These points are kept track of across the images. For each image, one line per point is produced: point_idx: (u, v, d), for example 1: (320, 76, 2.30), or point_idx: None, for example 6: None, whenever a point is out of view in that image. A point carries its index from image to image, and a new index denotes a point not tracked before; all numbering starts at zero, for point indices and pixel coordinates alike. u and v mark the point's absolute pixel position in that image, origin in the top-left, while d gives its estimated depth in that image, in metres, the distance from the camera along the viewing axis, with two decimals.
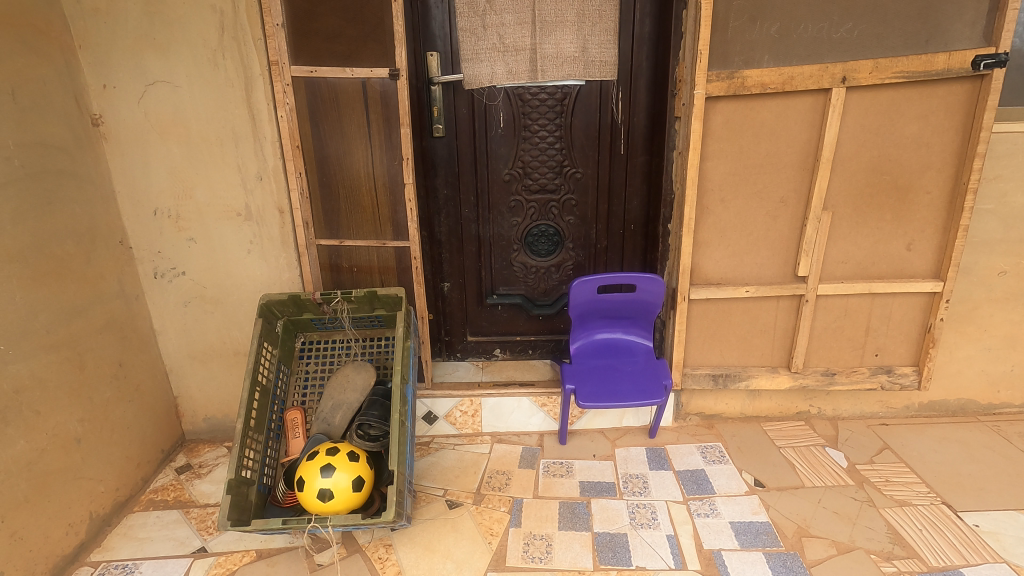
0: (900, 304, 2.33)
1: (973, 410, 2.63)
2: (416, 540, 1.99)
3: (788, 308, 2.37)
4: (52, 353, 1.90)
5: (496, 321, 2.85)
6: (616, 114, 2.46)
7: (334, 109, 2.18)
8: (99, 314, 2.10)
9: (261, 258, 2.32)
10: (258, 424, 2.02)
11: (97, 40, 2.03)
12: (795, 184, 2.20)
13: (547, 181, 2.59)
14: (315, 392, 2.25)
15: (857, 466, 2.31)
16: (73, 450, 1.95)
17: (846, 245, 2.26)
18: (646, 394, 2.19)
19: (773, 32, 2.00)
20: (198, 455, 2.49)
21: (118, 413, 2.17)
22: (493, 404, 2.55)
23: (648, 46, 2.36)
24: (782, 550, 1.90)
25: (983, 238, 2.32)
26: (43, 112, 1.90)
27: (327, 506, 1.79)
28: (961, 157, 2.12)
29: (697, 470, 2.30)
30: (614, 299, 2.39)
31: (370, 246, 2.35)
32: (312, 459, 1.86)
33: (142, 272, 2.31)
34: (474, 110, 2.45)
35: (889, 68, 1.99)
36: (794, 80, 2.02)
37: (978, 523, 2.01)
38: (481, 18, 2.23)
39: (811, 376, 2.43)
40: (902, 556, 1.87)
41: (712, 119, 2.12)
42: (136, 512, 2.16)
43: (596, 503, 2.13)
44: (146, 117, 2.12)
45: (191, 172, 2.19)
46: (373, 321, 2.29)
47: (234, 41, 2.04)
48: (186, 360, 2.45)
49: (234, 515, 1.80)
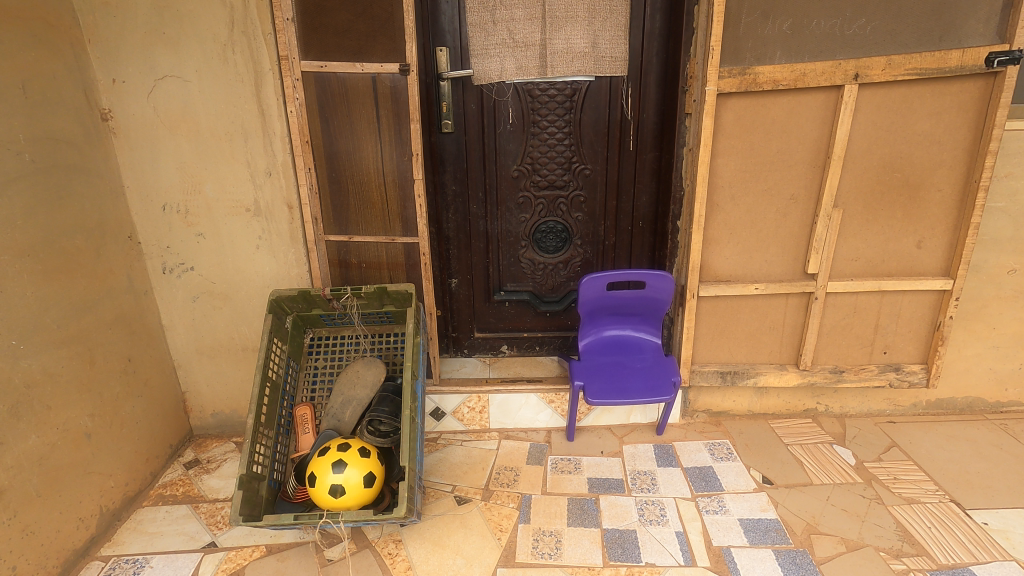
0: (910, 302, 2.33)
1: (980, 408, 2.63)
2: (425, 535, 1.99)
3: (797, 305, 2.37)
4: (63, 348, 1.90)
5: (503, 318, 2.85)
6: (626, 110, 2.44)
7: (344, 104, 2.18)
8: (109, 308, 2.11)
9: (270, 254, 2.31)
10: (269, 419, 2.02)
11: (106, 34, 2.02)
12: (805, 181, 2.19)
13: (555, 177, 2.58)
14: (324, 387, 2.24)
15: (865, 463, 2.32)
16: (84, 445, 1.96)
17: (856, 243, 2.26)
18: (656, 392, 2.19)
19: (785, 29, 1.99)
20: (206, 450, 2.49)
21: (129, 408, 2.18)
22: (501, 400, 2.56)
23: (658, 41, 2.34)
24: (791, 548, 1.91)
25: (992, 235, 2.31)
26: (53, 106, 1.89)
27: (339, 502, 1.79)
28: (973, 154, 2.11)
29: (705, 467, 2.30)
30: (624, 296, 2.39)
31: (378, 242, 2.36)
32: (323, 455, 1.86)
33: (151, 268, 2.31)
34: (484, 105, 2.44)
35: (902, 65, 1.98)
36: (806, 76, 2.01)
37: (987, 521, 2.01)
38: (491, 13, 2.25)
39: (820, 373, 2.43)
40: (910, 554, 1.88)
41: (723, 115, 2.11)
42: (145, 507, 2.17)
43: (605, 500, 2.13)
44: (155, 111, 2.11)
45: (199, 167, 2.18)
46: (383, 317, 2.28)
47: (243, 36, 2.02)
48: (194, 356, 2.45)
49: (246, 510, 1.80)
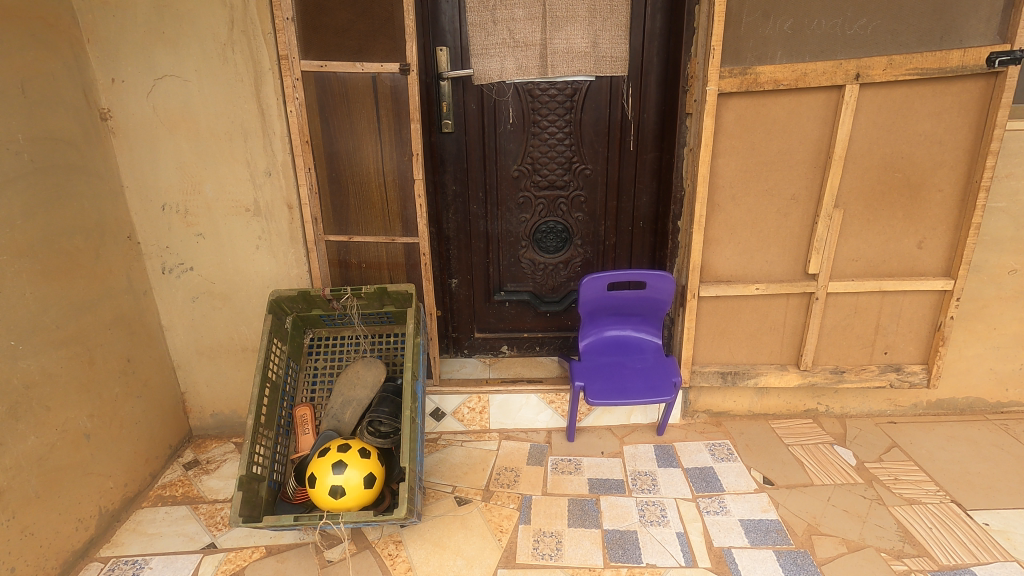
0: (910, 303, 2.32)
1: (980, 408, 2.63)
2: (426, 536, 1.99)
3: (798, 305, 2.36)
4: (62, 348, 1.89)
5: (504, 318, 2.84)
6: (626, 110, 2.44)
7: (345, 104, 2.17)
8: (108, 308, 2.10)
9: (269, 254, 2.31)
10: (269, 420, 2.02)
11: (105, 34, 2.01)
12: (806, 181, 2.19)
13: (556, 177, 2.57)
14: (324, 388, 2.24)
15: (866, 464, 2.31)
16: (83, 446, 1.95)
17: (857, 243, 2.25)
18: (657, 392, 2.19)
19: (786, 28, 1.99)
20: (206, 451, 2.48)
21: (128, 408, 2.17)
22: (502, 400, 2.56)
23: (659, 41, 2.33)
24: (792, 548, 1.90)
25: (993, 235, 2.31)
26: (52, 106, 1.89)
27: (339, 503, 1.79)
28: (974, 155, 2.10)
29: (706, 467, 2.30)
30: (625, 296, 2.38)
31: (378, 242, 2.35)
32: (323, 456, 1.85)
33: (150, 267, 2.30)
34: (484, 105, 2.44)
35: (903, 65, 1.97)
36: (808, 76, 2.01)
37: (988, 521, 2.01)
38: (491, 12, 2.24)
39: (820, 374, 2.43)
40: (912, 554, 1.87)
41: (724, 115, 2.11)
42: (144, 508, 2.16)
43: (605, 501, 2.13)
44: (154, 110, 2.10)
45: (199, 167, 2.18)
46: (383, 317, 2.27)
47: (243, 35, 2.02)
48: (193, 356, 2.44)
49: (246, 511, 1.80)
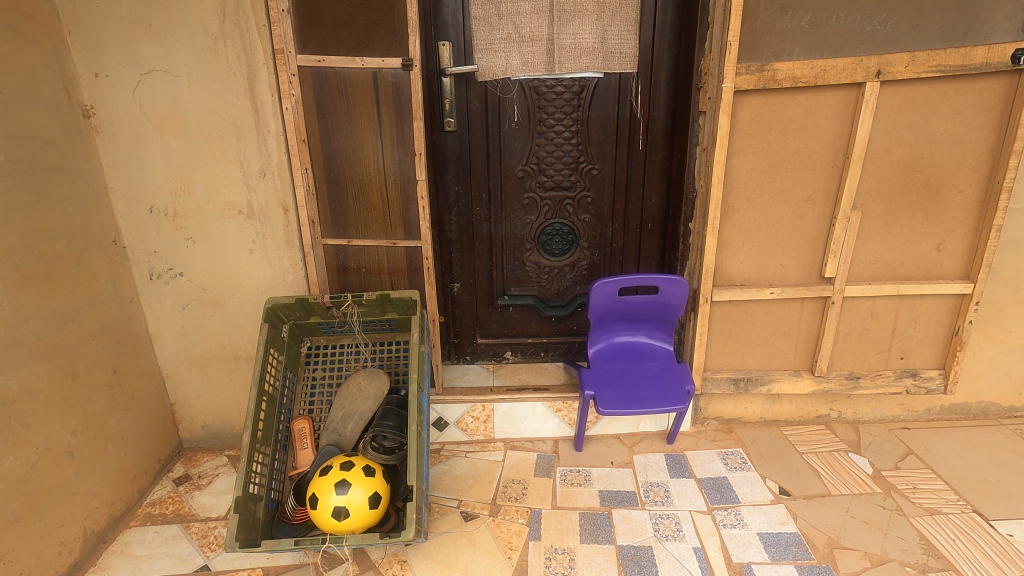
0: (927, 306, 2.26)
1: (994, 412, 2.59)
2: (431, 556, 1.89)
3: (812, 309, 2.30)
4: (42, 361, 1.77)
5: (507, 323, 2.75)
6: (635, 108, 2.36)
7: (344, 101, 2.06)
8: (92, 317, 1.98)
9: (264, 259, 2.20)
10: (265, 435, 1.91)
11: (87, 25, 1.89)
12: (823, 182, 2.12)
13: (562, 177, 2.49)
14: (323, 399, 2.14)
15: (883, 472, 2.25)
16: (66, 464, 1.83)
17: (875, 246, 2.19)
18: (670, 401, 2.11)
19: (804, 23, 1.91)
20: (197, 465, 2.37)
21: (114, 423, 2.05)
22: (507, 409, 2.46)
23: (670, 36, 2.25)
24: (814, 563, 1.83)
25: (1011, 237, 2.26)
26: (30, 102, 1.77)
27: (343, 525, 1.69)
28: (996, 154, 2.05)
29: (719, 477, 2.22)
30: (636, 301, 2.29)
31: (379, 246, 2.25)
32: (325, 474, 1.75)
33: (137, 273, 2.18)
34: (488, 103, 2.34)
35: (926, 62, 1.91)
36: (827, 73, 1.94)
37: (1012, 532, 1.95)
38: (496, 6, 2.15)
39: (835, 380, 2.37)
40: (937, 568, 1.81)
41: (739, 114, 2.02)
42: (132, 528, 2.04)
43: (618, 514, 2.04)
44: (141, 107, 1.98)
45: (189, 167, 2.06)
46: (384, 325, 2.17)
47: (235, 28, 1.90)
48: (183, 366, 2.32)
49: (243, 534, 1.69)
